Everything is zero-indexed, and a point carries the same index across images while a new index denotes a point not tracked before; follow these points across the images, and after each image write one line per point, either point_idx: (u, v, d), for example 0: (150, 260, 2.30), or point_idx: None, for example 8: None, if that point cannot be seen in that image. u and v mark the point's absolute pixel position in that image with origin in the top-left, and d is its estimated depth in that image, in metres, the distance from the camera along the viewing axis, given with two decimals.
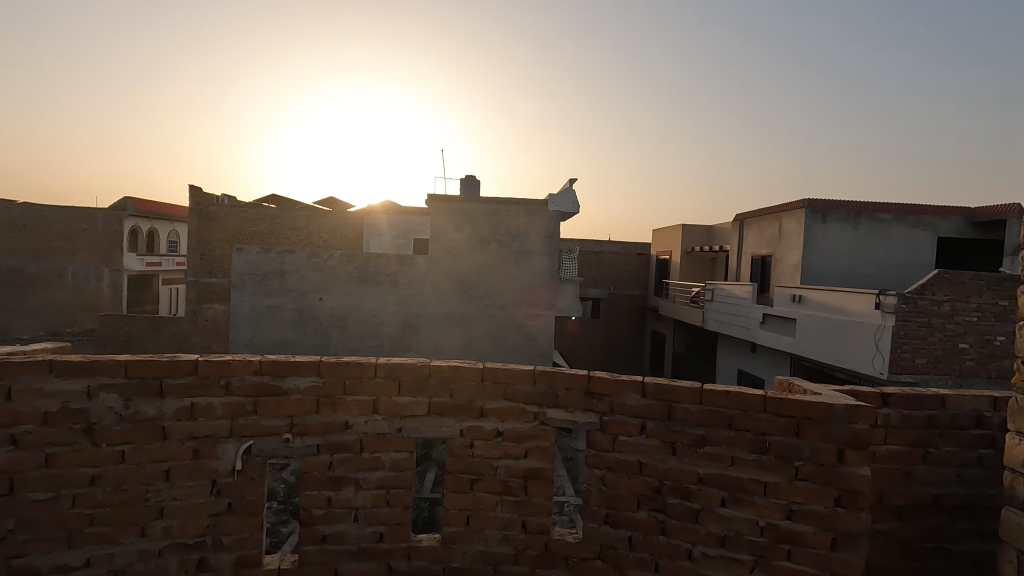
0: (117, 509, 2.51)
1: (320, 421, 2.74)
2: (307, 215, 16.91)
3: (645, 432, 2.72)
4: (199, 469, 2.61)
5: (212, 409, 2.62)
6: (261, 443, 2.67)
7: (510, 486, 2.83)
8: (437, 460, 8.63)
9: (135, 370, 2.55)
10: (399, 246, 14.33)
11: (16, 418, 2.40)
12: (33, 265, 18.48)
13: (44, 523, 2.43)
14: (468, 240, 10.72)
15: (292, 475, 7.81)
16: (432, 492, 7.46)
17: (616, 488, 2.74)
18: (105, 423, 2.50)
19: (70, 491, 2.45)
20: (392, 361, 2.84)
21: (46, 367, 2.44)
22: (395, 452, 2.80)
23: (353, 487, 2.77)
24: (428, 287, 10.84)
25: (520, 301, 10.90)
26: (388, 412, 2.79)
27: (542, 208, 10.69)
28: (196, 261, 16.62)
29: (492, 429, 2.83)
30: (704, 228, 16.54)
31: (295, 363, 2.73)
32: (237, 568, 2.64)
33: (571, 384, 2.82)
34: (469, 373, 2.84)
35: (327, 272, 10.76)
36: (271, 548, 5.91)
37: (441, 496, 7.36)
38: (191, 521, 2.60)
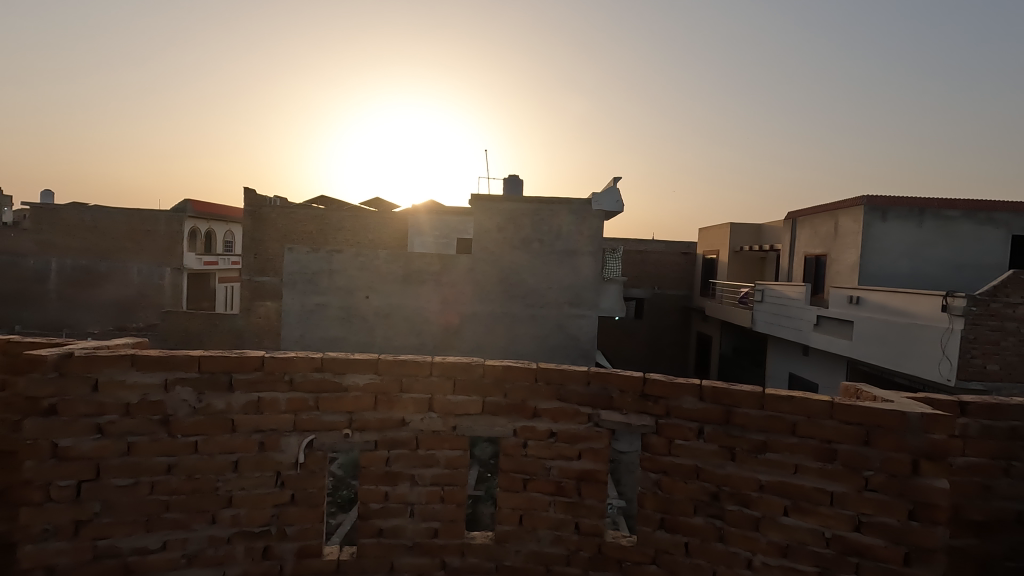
0: (190, 496, 2.65)
1: (377, 418, 2.81)
2: (354, 216, 17.37)
3: (702, 436, 2.66)
4: (265, 460, 2.71)
5: (276, 403, 2.72)
6: (322, 437, 2.75)
7: (563, 487, 2.83)
8: (481, 460, 8.58)
9: (207, 365, 2.67)
10: (442, 245, 14.51)
11: (101, 408, 2.56)
12: (102, 263, 19.92)
13: (125, 508, 2.58)
14: (511, 240, 10.77)
15: (349, 469, 7.99)
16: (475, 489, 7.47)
17: (672, 492, 2.70)
18: (180, 415, 2.64)
19: (148, 478, 2.60)
20: (447, 360, 2.88)
21: (128, 361, 2.59)
22: (449, 450, 2.84)
23: (409, 482, 2.83)
24: (471, 286, 10.94)
25: (563, 301, 10.86)
26: (443, 410, 2.84)
27: (585, 208, 10.65)
28: (250, 260, 17.31)
29: (545, 429, 2.84)
30: (753, 227, 16.04)
31: (354, 361, 2.80)
32: (299, 557, 2.74)
33: (625, 386, 2.79)
34: (522, 373, 2.85)
35: (372, 271, 11.01)
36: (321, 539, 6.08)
37: (496, 493, 7.36)
38: (256, 510, 2.71)
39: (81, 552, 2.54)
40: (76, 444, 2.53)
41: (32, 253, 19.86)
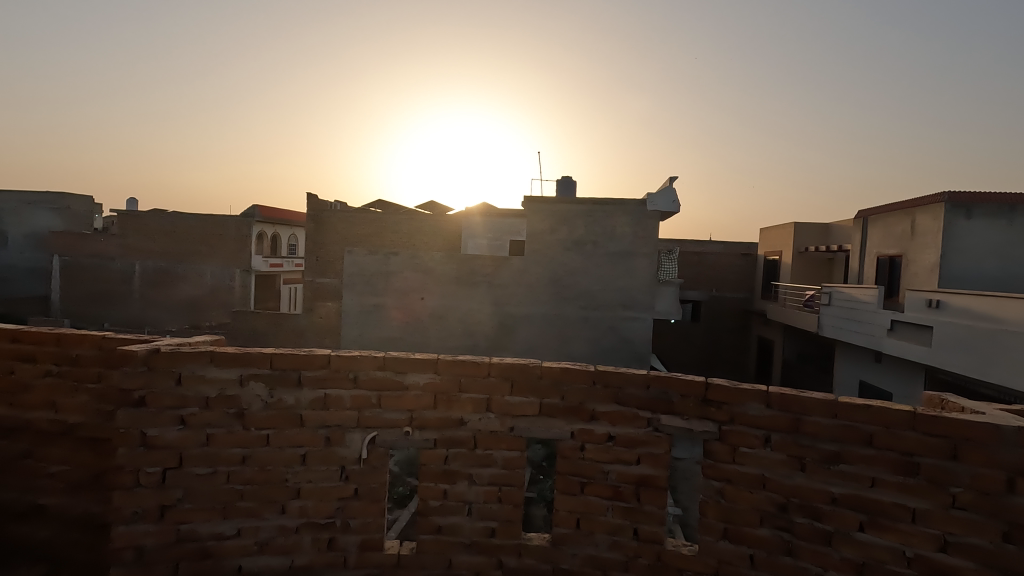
0: (261, 486, 2.78)
1: (437, 417, 2.87)
2: (410, 219, 17.78)
3: (769, 445, 2.56)
4: (330, 455, 2.82)
5: (341, 400, 2.83)
6: (384, 434, 2.84)
7: (621, 491, 2.79)
8: (534, 461, 8.57)
9: (278, 363, 2.81)
10: (495, 247, 14.63)
11: (183, 401, 2.74)
12: (179, 265, 21.31)
13: (204, 495, 2.75)
14: (564, 241, 10.74)
15: (411, 466, 8.19)
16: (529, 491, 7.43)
17: (736, 502, 2.60)
18: (253, 409, 2.79)
19: (225, 468, 2.76)
20: (504, 361, 2.90)
21: (208, 357, 2.77)
22: (506, 450, 2.86)
23: (467, 481, 2.87)
24: (524, 288, 10.97)
25: (616, 304, 10.70)
26: (500, 410, 2.86)
27: (639, 208, 10.48)
28: (312, 262, 18.06)
29: (603, 432, 2.80)
30: (820, 227, 15.27)
31: (415, 361, 2.87)
32: (361, 550, 2.83)
33: (686, 390, 2.72)
34: (580, 376, 2.83)
35: (427, 273, 11.24)
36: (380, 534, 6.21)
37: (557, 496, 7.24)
38: (323, 502, 2.82)
39: (165, 535, 2.72)
40: (162, 434, 2.72)
41: (119, 255, 21.51)
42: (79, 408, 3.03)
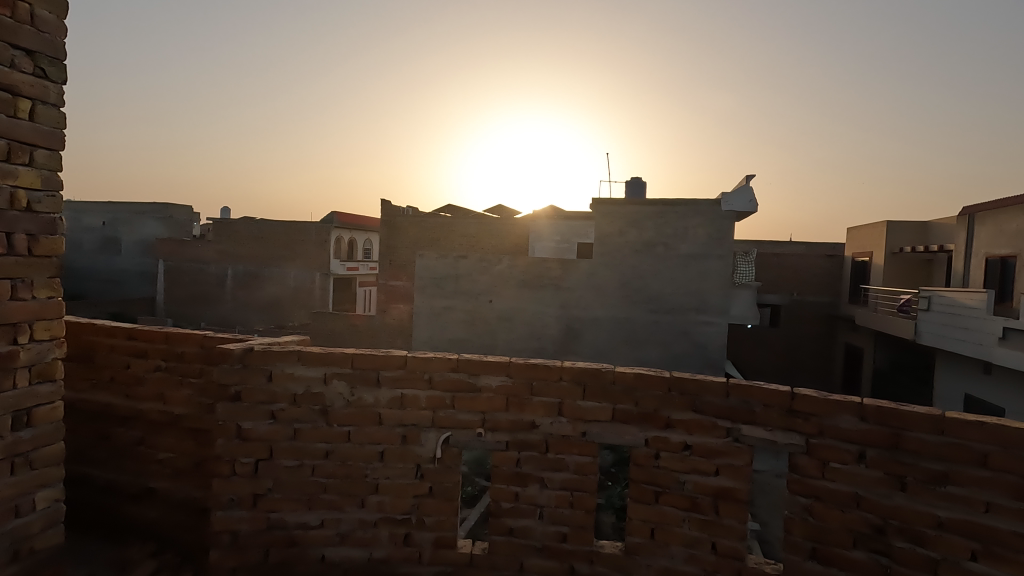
0: (344, 481, 2.92)
1: (508, 419, 2.88)
2: (478, 223, 18.04)
3: (864, 461, 2.38)
4: (406, 453, 2.91)
5: (417, 400, 2.91)
6: (457, 434, 2.89)
7: (698, 503, 2.69)
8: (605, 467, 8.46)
9: (358, 363, 2.93)
10: (563, 250, 14.61)
11: (274, 397, 2.92)
12: (266, 269, 22.80)
13: (292, 486, 2.92)
14: (633, 244, 10.54)
15: (485, 467, 8.29)
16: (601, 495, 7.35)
17: (826, 521, 2.44)
18: (336, 407, 2.93)
19: (310, 462, 2.91)
20: (576, 365, 2.88)
21: (295, 356, 2.93)
22: (578, 455, 2.83)
23: (538, 485, 2.87)
24: (591, 290, 10.86)
25: (688, 308, 10.35)
26: (572, 415, 2.84)
27: (713, 208, 10.08)
28: (385, 266, 18.79)
29: (679, 441, 2.72)
30: (918, 225, 14.04)
31: (487, 363, 2.90)
32: (436, 547, 2.90)
33: (770, 400, 2.58)
34: (655, 382, 2.76)
35: (495, 276, 11.37)
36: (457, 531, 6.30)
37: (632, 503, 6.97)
38: (399, 499, 2.92)
39: (258, 521, 2.91)
40: (255, 427, 2.91)
41: (214, 260, 23.29)
42: (184, 400, 3.30)
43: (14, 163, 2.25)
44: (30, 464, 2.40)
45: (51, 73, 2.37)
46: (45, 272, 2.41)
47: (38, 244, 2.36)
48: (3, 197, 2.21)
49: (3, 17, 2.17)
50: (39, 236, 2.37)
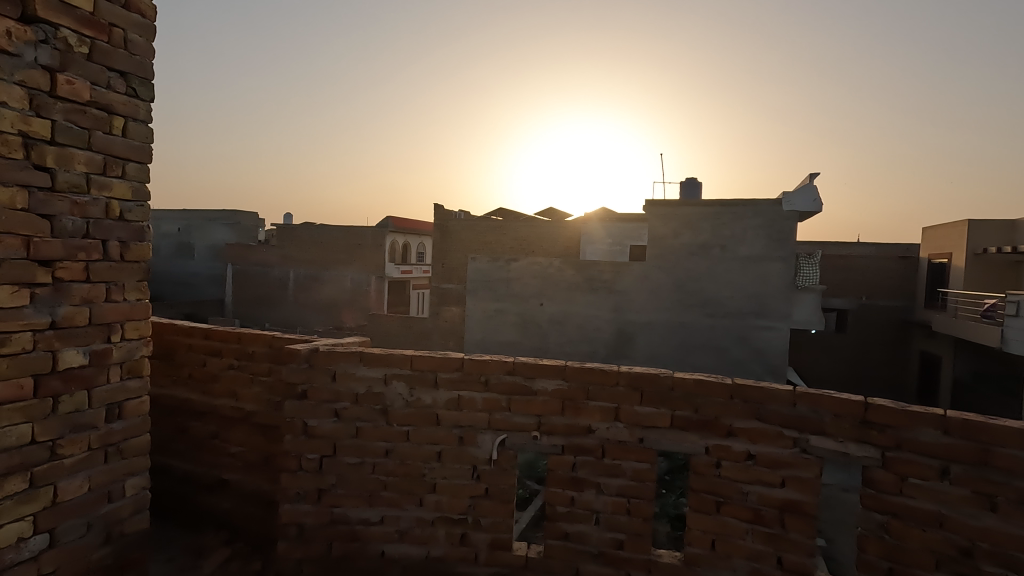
0: (403, 479, 2.99)
1: (564, 423, 2.87)
2: (529, 226, 18.08)
3: (948, 478, 2.23)
4: (463, 454, 2.95)
5: (474, 402, 2.95)
6: (513, 437, 2.91)
7: (762, 515, 2.59)
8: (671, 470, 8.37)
9: (417, 364, 2.99)
10: (615, 253, 14.52)
11: (337, 396, 3.03)
12: (325, 272, 23.71)
13: (354, 482, 3.02)
14: (688, 246, 10.28)
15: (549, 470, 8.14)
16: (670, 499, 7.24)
17: (904, 540, 2.30)
18: (396, 407, 3.00)
19: (371, 460, 3.01)
20: (634, 370, 2.83)
21: (357, 357, 3.03)
22: (635, 461, 2.79)
23: (594, 490, 2.84)
24: (645, 293, 10.66)
25: (747, 312, 9.98)
26: (629, 420, 2.80)
27: (773, 208, 9.69)
28: (438, 269, 19.18)
29: (742, 450, 2.63)
30: (1004, 224, 12.99)
31: (542, 366, 2.90)
32: (492, 548, 2.93)
33: (841, 410, 2.45)
34: (715, 389, 2.68)
35: (547, 278, 11.37)
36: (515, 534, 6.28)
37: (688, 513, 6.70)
38: (456, 499, 2.96)
39: (322, 515, 3.03)
40: (319, 424, 3.03)
41: (277, 264, 24.41)
42: (254, 397, 3.48)
43: (109, 175, 2.45)
44: (120, 453, 2.59)
45: (142, 92, 2.57)
46: (134, 276, 2.61)
47: (128, 250, 2.55)
48: (99, 208, 2.41)
49: (101, 41, 2.37)
50: (130, 243, 2.56)
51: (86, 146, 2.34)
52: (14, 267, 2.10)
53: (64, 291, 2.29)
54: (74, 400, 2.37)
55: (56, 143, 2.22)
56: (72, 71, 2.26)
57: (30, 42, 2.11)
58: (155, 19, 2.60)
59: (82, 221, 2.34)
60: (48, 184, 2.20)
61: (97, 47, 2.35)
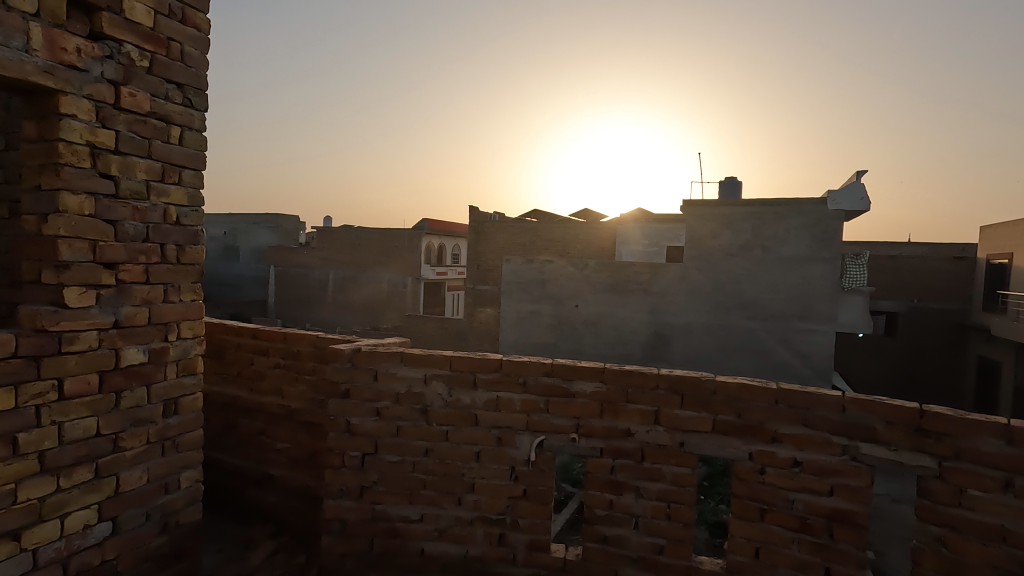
0: (442, 478, 3.03)
1: (603, 425, 2.86)
2: (564, 227, 18.01)
3: (1010, 490, 2.13)
4: (502, 455, 2.97)
5: (512, 403, 2.96)
6: (552, 439, 2.91)
7: (809, 524, 2.52)
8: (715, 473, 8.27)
9: (456, 365, 3.02)
10: (651, 254, 14.34)
11: (379, 395, 3.10)
12: (363, 274, 24.21)
13: (395, 480, 3.08)
14: (727, 247, 10.06)
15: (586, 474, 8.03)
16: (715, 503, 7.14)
17: (963, 554, 2.20)
18: (435, 407, 3.05)
19: (411, 458, 3.06)
20: (674, 373, 2.79)
21: (398, 357, 3.08)
22: (676, 465, 2.75)
23: (633, 494, 2.81)
24: (682, 295, 10.48)
25: (789, 314, 9.67)
26: (669, 424, 2.76)
27: (818, 207, 9.37)
28: (473, 270, 19.33)
29: (787, 456, 2.56)
30: None
31: (581, 368, 2.89)
32: (530, 549, 2.94)
33: (893, 417, 2.36)
34: (760, 394, 2.62)
35: (582, 280, 11.30)
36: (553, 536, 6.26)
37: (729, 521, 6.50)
38: (495, 499, 2.98)
39: (364, 512, 3.10)
40: (362, 423, 3.10)
41: (317, 266, 25.04)
42: (299, 395, 3.59)
43: (167, 182, 2.57)
44: (176, 447, 2.72)
45: (197, 102, 2.69)
46: (189, 278, 2.73)
47: (184, 253, 2.68)
48: (158, 213, 2.53)
49: (160, 55, 2.49)
50: (186, 247, 2.69)
51: (146, 155, 2.47)
52: (82, 270, 2.23)
53: (126, 292, 2.42)
54: (135, 395, 2.49)
55: (119, 153, 2.35)
56: (134, 84, 2.39)
57: (97, 58, 2.24)
58: (210, 32, 2.72)
59: (142, 226, 2.47)
60: (112, 191, 2.33)
61: (157, 60, 2.48)
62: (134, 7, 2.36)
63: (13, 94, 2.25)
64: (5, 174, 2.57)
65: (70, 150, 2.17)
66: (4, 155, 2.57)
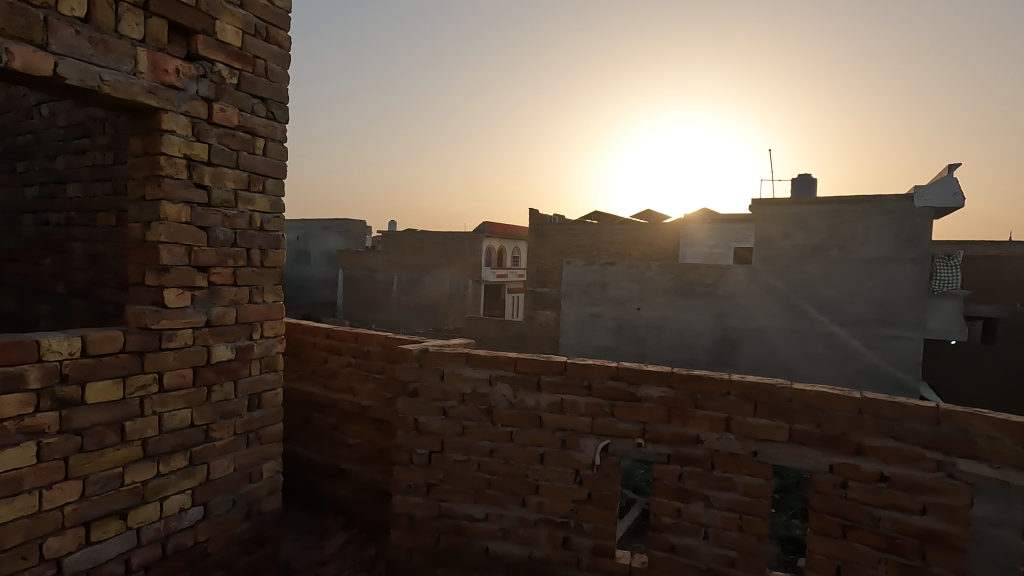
0: (506, 479, 3.06)
1: (671, 431, 2.78)
2: (625, 229, 17.71)
3: None
4: (566, 458, 2.96)
5: (577, 406, 2.95)
6: (617, 443, 2.87)
7: (898, 544, 2.35)
8: (790, 484, 7.83)
9: (521, 366, 3.04)
10: (718, 255, 13.85)
11: (445, 395, 3.17)
12: (426, 276, 24.85)
13: (461, 479, 3.14)
14: (801, 248, 9.53)
15: (647, 482, 7.86)
16: (790, 519, 6.75)
17: None
18: (500, 408, 3.08)
19: (477, 458, 3.11)
20: (747, 379, 2.68)
21: (464, 358, 3.14)
22: (749, 475, 2.64)
23: (703, 503, 2.73)
24: (751, 298, 10.05)
25: (870, 319, 9.07)
26: (741, 432, 2.65)
27: (902, 204, 8.72)
28: (533, 273, 19.41)
29: (873, 470, 2.40)
30: None
31: (647, 372, 2.83)
32: (595, 555, 2.91)
33: (997, 432, 2.19)
34: (841, 403, 2.47)
35: (644, 282, 11.07)
36: (619, 540, 6.17)
37: (803, 537, 6.16)
38: (559, 502, 2.98)
39: (430, 508, 3.17)
40: (429, 421, 3.18)
41: (382, 269, 25.90)
42: (370, 393, 3.73)
43: (253, 191, 2.75)
44: (259, 439, 2.89)
45: (279, 115, 2.85)
46: (271, 281, 2.90)
47: (267, 257, 2.85)
48: (244, 220, 2.71)
49: (247, 72, 2.67)
50: (269, 251, 2.86)
51: (235, 166, 2.65)
52: (179, 272, 2.42)
53: (217, 293, 2.61)
54: (223, 389, 2.68)
55: (211, 164, 2.54)
56: (225, 100, 2.57)
57: (193, 77, 2.43)
58: (291, 49, 2.88)
59: (231, 232, 2.65)
60: (205, 200, 2.52)
61: (244, 77, 2.66)
62: (224, 29, 2.54)
63: (122, 114, 2.48)
64: (114, 187, 2.84)
65: (170, 163, 2.37)
66: (114, 168, 2.84)
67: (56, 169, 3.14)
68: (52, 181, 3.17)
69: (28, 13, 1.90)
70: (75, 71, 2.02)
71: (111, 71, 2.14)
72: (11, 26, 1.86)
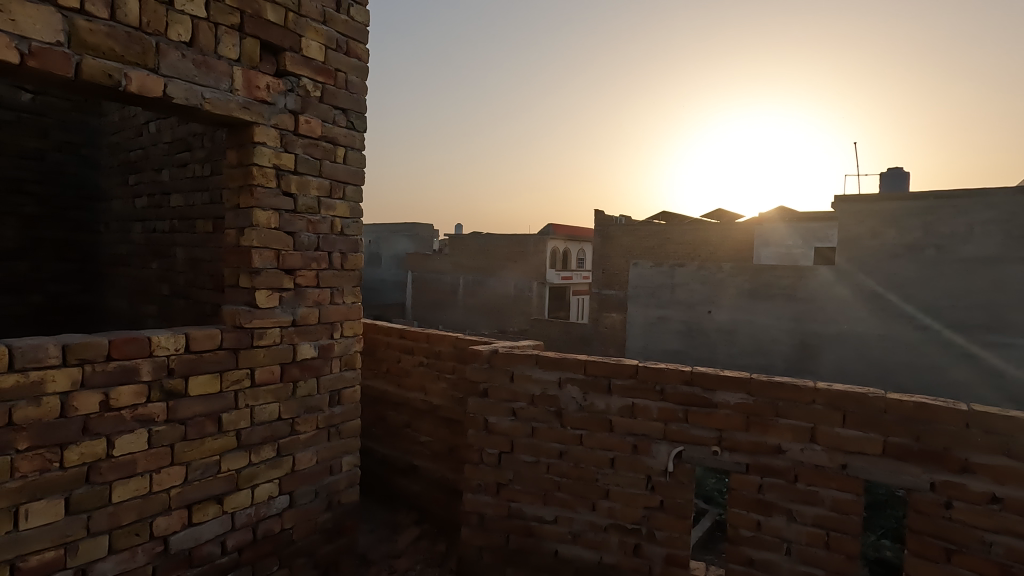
0: (576, 482, 3.04)
1: (749, 440, 2.66)
2: (695, 229, 17.12)
3: None
4: (637, 463, 2.91)
5: (649, 411, 2.88)
6: (691, 450, 2.78)
7: (1012, 573, 2.14)
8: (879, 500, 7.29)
9: (591, 369, 3.02)
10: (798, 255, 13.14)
11: (515, 396, 3.19)
12: (491, 278, 25.16)
13: (530, 479, 3.15)
14: (891, 247, 8.85)
15: (720, 491, 7.56)
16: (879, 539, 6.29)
17: None
18: (570, 410, 3.06)
19: (546, 459, 3.11)
20: (834, 387, 2.52)
21: (533, 359, 3.14)
22: (836, 490, 2.49)
23: (785, 516, 2.59)
24: (834, 301, 9.44)
25: (973, 324, 8.29)
26: (828, 443, 2.50)
27: (1011, 197, 7.90)
28: (599, 275, 19.19)
29: (982, 490, 2.19)
30: None
31: (724, 378, 2.72)
32: (667, 564, 2.84)
33: None
34: (943, 415, 2.27)
35: (715, 284, 10.67)
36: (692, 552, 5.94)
37: (895, 560, 5.72)
38: (630, 507, 2.92)
39: (500, 508, 3.21)
40: (499, 421, 3.22)
41: (449, 271, 26.48)
42: (441, 392, 3.82)
43: (334, 198, 2.89)
44: (339, 434, 3.03)
45: (358, 124, 2.98)
46: (351, 283, 3.02)
47: (347, 260, 2.98)
48: (326, 225, 2.86)
49: (329, 85, 2.81)
50: (348, 254, 2.99)
51: (318, 174, 2.80)
52: (269, 275, 2.59)
53: (302, 295, 2.76)
54: (307, 385, 2.83)
55: (297, 173, 2.69)
56: (309, 112, 2.72)
57: (281, 92, 2.60)
58: (369, 61, 3.00)
59: (314, 237, 2.80)
60: (291, 207, 2.68)
61: (327, 90, 2.80)
62: (310, 45, 2.69)
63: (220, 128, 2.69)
64: (212, 196, 3.08)
65: (262, 173, 2.54)
66: (211, 179, 3.08)
67: (161, 181, 3.45)
68: (159, 193, 3.48)
69: (143, 41, 2.10)
70: (181, 91, 2.21)
71: (210, 90, 2.32)
72: (129, 53, 2.07)
